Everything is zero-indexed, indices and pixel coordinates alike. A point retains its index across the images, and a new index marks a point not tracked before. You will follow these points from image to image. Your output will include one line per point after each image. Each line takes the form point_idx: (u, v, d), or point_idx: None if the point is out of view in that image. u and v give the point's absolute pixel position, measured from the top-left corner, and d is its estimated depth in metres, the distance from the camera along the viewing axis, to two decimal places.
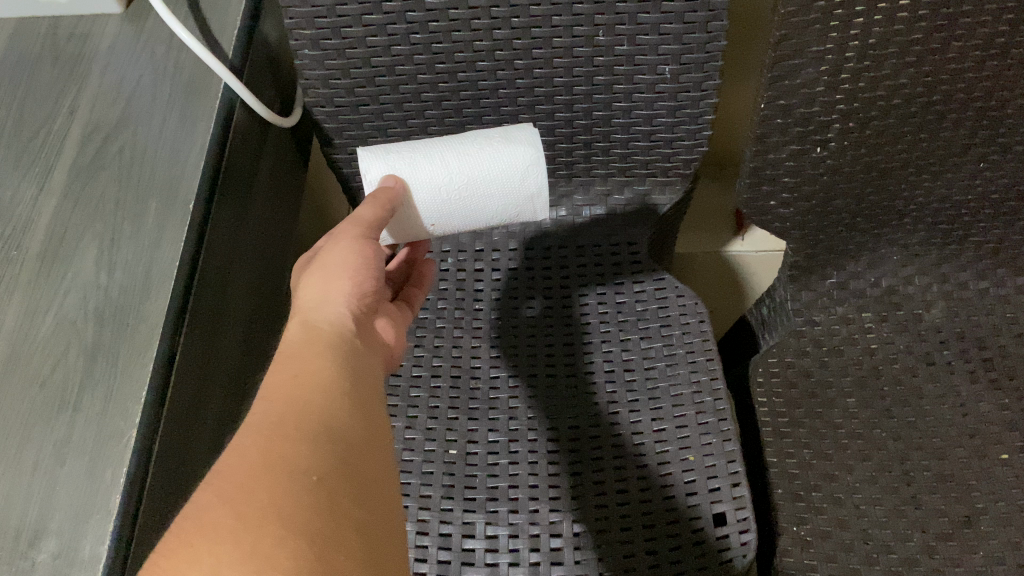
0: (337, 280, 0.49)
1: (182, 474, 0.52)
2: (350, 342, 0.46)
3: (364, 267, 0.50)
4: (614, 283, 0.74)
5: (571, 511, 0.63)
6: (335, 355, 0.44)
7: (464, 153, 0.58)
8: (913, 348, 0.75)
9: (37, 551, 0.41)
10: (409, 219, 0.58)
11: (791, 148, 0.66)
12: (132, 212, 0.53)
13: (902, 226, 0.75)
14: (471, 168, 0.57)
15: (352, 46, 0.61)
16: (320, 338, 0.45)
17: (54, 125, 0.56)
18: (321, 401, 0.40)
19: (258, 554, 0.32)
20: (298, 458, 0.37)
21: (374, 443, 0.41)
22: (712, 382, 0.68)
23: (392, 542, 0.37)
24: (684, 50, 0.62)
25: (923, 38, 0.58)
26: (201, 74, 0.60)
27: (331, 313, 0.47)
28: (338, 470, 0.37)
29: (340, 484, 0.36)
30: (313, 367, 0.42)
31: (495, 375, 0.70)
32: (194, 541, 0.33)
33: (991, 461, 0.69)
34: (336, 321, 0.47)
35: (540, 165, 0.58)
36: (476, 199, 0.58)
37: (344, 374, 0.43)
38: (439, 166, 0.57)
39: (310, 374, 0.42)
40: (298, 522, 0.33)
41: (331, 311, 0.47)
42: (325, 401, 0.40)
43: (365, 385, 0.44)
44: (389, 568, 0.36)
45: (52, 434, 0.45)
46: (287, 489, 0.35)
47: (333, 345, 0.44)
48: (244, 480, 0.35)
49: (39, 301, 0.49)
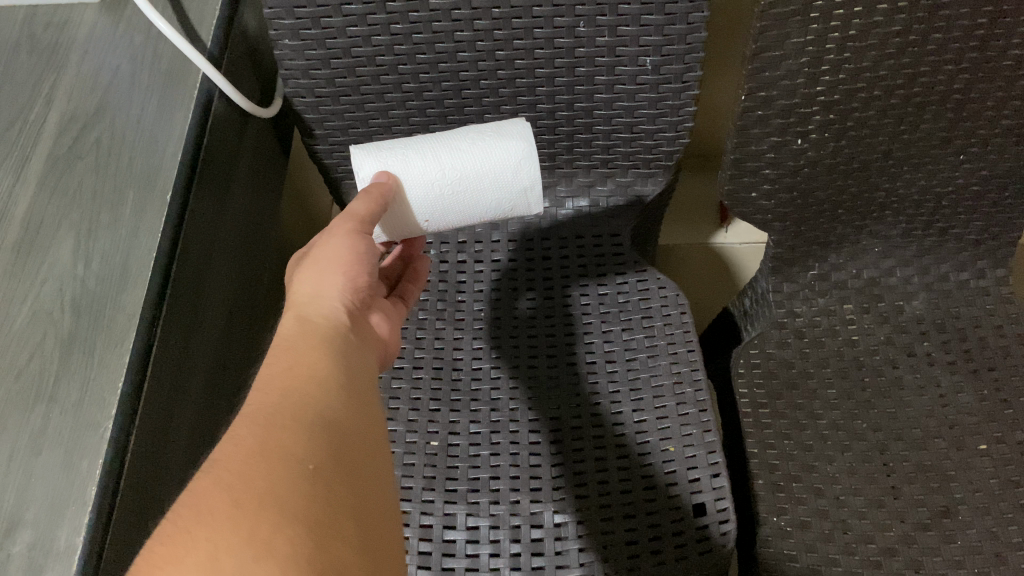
0: (329, 276, 0.49)
1: (163, 464, 0.52)
2: (344, 336, 0.46)
3: (358, 263, 0.50)
4: (596, 275, 0.74)
5: (553, 502, 0.63)
6: (329, 348, 0.44)
7: (457, 148, 0.58)
8: (893, 339, 0.75)
9: (13, 543, 0.41)
10: (403, 215, 0.58)
11: (771, 140, 0.66)
12: (109, 201, 0.53)
13: (883, 218, 0.75)
14: (464, 162, 0.57)
15: (332, 36, 0.61)
16: (313, 331, 0.45)
17: (31, 114, 0.56)
18: (315, 392, 0.40)
19: (257, 539, 0.32)
20: (294, 445, 0.36)
21: (368, 438, 0.41)
22: (693, 372, 0.68)
23: (386, 532, 0.37)
24: (665, 42, 0.62)
25: (903, 30, 0.58)
26: (179, 63, 0.60)
27: (325, 308, 0.47)
28: (334, 461, 0.37)
29: (338, 475, 0.36)
30: (306, 360, 0.42)
31: (477, 367, 0.70)
32: (192, 527, 0.32)
33: (969, 451, 0.69)
34: (330, 316, 0.47)
35: (532, 159, 0.58)
36: (471, 194, 0.58)
37: (337, 366, 0.43)
38: (432, 162, 0.57)
39: (305, 367, 0.42)
40: (297, 509, 0.33)
41: (324, 305, 0.47)
42: (318, 392, 0.40)
43: (360, 380, 0.44)
44: (385, 559, 0.36)
45: (26, 425, 0.44)
46: (284, 475, 0.35)
47: (328, 339, 0.45)
48: (240, 468, 0.35)
49: (16, 291, 0.49)
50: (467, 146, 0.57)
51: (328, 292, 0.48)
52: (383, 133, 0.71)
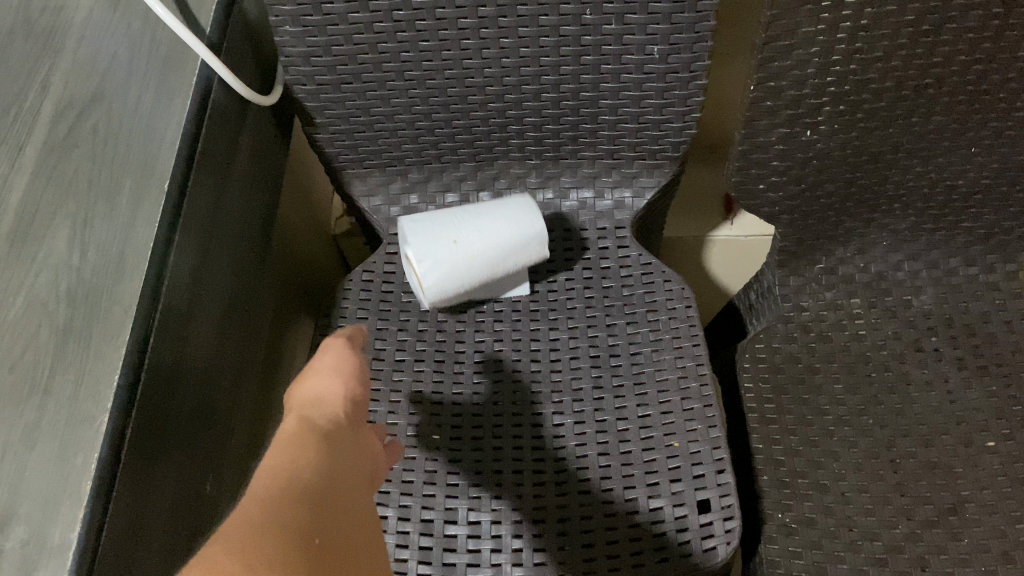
0: (329, 378, 0.51)
1: (167, 456, 0.51)
2: (343, 435, 0.46)
3: (352, 372, 0.52)
4: (600, 268, 0.74)
5: (555, 497, 0.62)
6: (327, 443, 0.45)
7: (487, 253, 0.67)
8: (900, 334, 0.74)
9: (6, 539, 0.40)
10: (435, 276, 0.66)
11: (780, 131, 0.65)
12: (106, 191, 0.52)
13: (892, 212, 0.74)
14: (495, 260, 0.68)
15: (333, 23, 0.60)
16: (313, 429, 0.45)
17: (26, 101, 0.53)
18: (313, 476, 0.41)
19: None
20: (289, 526, 0.37)
21: (364, 533, 0.41)
22: (698, 368, 0.67)
23: None
24: (673, 30, 0.61)
25: (915, 20, 0.57)
26: (178, 53, 0.60)
27: (325, 411, 0.48)
28: (324, 550, 0.37)
29: (325, 564, 0.37)
30: (305, 449, 0.43)
31: (479, 360, 0.69)
32: None
33: (978, 448, 0.68)
34: (330, 416, 0.47)
35: (543, 244, 0.69)
36: (489, 262, 0.67)
37: (335, 460, 0.44)
38: (469, 269, 0.67)
39: (307, 455, 0.42)
40: None
41: (324, 408, 0.48)
42: (317, 477, 0.41)
43: (358, 477, 0.44)
44: None
45: (20, 420, 0.44)
46: (274, 556, 0.35)
47: (327, 437, 0.45)
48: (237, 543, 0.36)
49: (9, 281, 0.47)
50: (475, 216, 0.68)
51: (331, 393, 0.50)
52: (385, 122, 0.69)
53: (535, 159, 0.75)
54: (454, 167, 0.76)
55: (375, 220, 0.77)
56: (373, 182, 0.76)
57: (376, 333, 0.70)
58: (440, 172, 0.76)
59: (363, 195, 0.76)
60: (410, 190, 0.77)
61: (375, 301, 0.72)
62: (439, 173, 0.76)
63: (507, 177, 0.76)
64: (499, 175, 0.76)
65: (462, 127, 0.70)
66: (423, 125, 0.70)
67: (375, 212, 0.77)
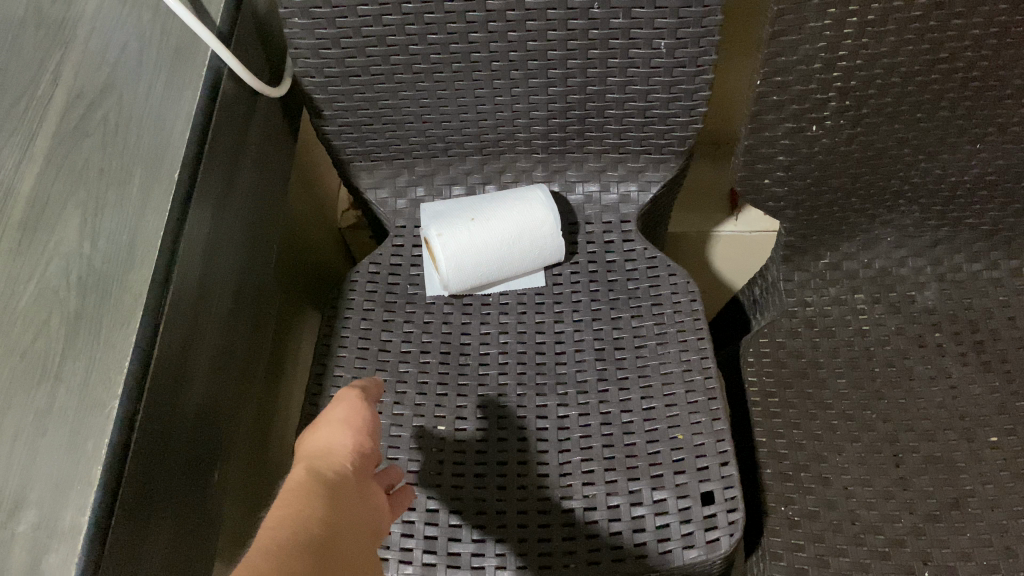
0: (339, 432, 0.51)
1: (177, 444, 0.51)
2: (351, 486, 0.46)
3: (361, 429, 0.52)
4: (605, 262, 0.74)
5: (559, 488, 0.63)
6: (335, 492, 0.44)
7: (510, 259, 0.70)
8: (904, 330, 0.75)
9: (17, 522, 0.41)
10: (452, 250, 0.68)
11: (786, 126, 0.65)
12: (116, 180, 0.52)
13: (897, 207, 0.74)
14: (517, 265, 0.71)
15: (342, 15, 0.61)
16: (322, 478, 0.45)
17: (38, 89, 0.54)
18: (322, 521, 0.40)
19: None
20: (298, 562, 0.36)
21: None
22: (703, 361, 0.67)
23: None
24: (680, 24, 0.61)
25: (922, 16, 0.57)
26: (187, 42, 0.60)
27: (333, 462, 0.47)
28: None
29: None
30: (314, 495, 0.42)
31: (485, 352, 0.70)
32: None
33: (981, 444, 0.68)
34: (338, 468, 0.47)
35: (560, 255, 0.72)
36: (502, 237, 0.69)
37: (343, 510, 0.43)
38: (491, 271, 0.70)
39: (315, 500, 0.42)
40: None
41: (332, 460, 0.48)
42: (327, 522, 0.40)
43: (364, 530, 0.43)
44: None
45: (32, 405, 0.44)
46: None
47: (336, 486, 0.45)
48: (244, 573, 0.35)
49: (21, 268, 0.48)
50: (491, 204, 0.72)
51: (339, 445, 0.50)
52: (393, 115, 0.70)
53: (541, 152, 0.75)
54: (460, 160, 0.76)
55: (381, 213, 0.78)
56: (380, 174, 0.76)
57: (383, 324, 0.70)
58: (447, 165, 0.76)
59: (370, 187, 0.77)
60: (416, 182, 0.77)
61: (381, 293, 0.72)
62: (445, 167, 0.76)
63: (513, 170, 0.77)
64: (506, 169, 0.77)
65: (469, 120, 0.71)
66: (430, 118, 0.70)
67: (382, 204, 0.77)
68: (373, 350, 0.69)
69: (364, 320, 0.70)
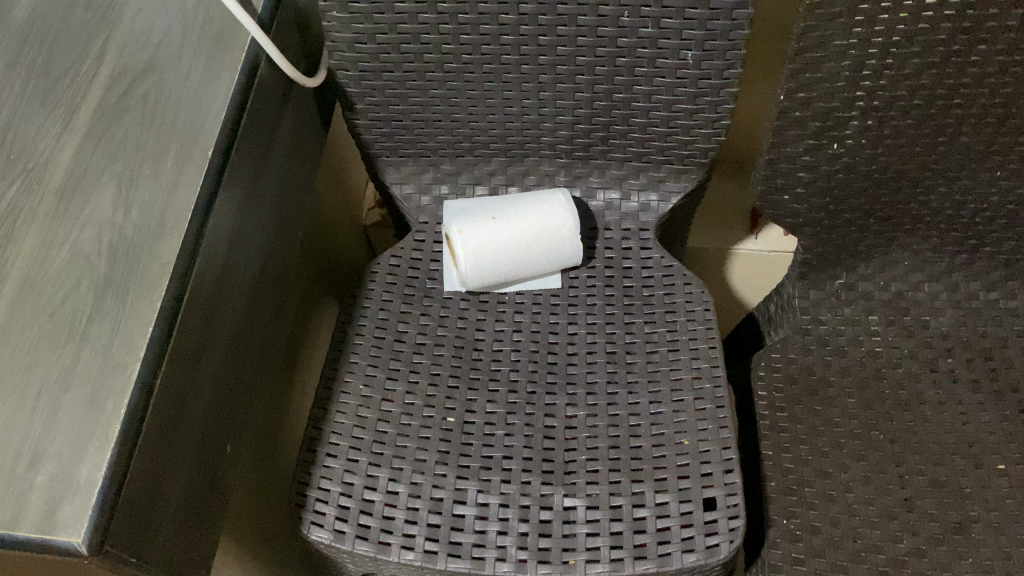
0: None
1: (194, 412, 0.53)
2: None
3: None
4: (622, 268, 0.75)
5: (563, 485, 0.63)
6: None
7: (528, 258, 0.71)
8: (917, 353, 0.75)
9: (36, 473, 0.42)
10: (471, 247, 0.69)
11: (808, 142, 0.66)
12: (152, 154, 0.54)
13: (915, 231, 0.75)
14: (534, 264, 0.72)
15: (379, 11, 0.63)
16: None
17: (82, 68, 0.58)
18: None
19: None
20: None
21: None
22: (713, 370, 0.68)
23: None
24: (708, 37, 0.62)
25: (947, 39, 0.58)
26: (229, 26, 0.62)
27: None
28: None
29: None
30: None
31: (498, 349, 0.71)
32: None
33: (988, 470, 0.68)
34: None
35: (576, 259, 0.73)
36: (520, 237, 0.71)
37: None
38: (508, 269, 0.71)
39: None
40: None
41: None
42: None
43: None
44: None
45: (58, 361, 0.46)
46: None
47: None
48: None
49: (56, 233, 0.50)
50: (513, 205, 0.73)
51: None
52: (422, 112, 0.72)
53: (564, 157, 0.76)
54: (485, 161, 0.77)
55: (405, 208, 0.79)
56: (406, 170, 0.78)
57: (399, 316, 0.72)
58: (472, 165, 0.78)
59: (396, 183, 0.79)
60: (441, 180, 0.79)
61: (400, 286, 0.74)
62: (470, 166, 0.78)
63: (536, 173, 0.78)
64: (529, 172, 0.78)
65: (496, 121, 0.72)
66: (458, 117, 0.72)
67: (406, 200, 0.79)
68: (389, 341, 0.70)
69: (381, 311, 0.72)
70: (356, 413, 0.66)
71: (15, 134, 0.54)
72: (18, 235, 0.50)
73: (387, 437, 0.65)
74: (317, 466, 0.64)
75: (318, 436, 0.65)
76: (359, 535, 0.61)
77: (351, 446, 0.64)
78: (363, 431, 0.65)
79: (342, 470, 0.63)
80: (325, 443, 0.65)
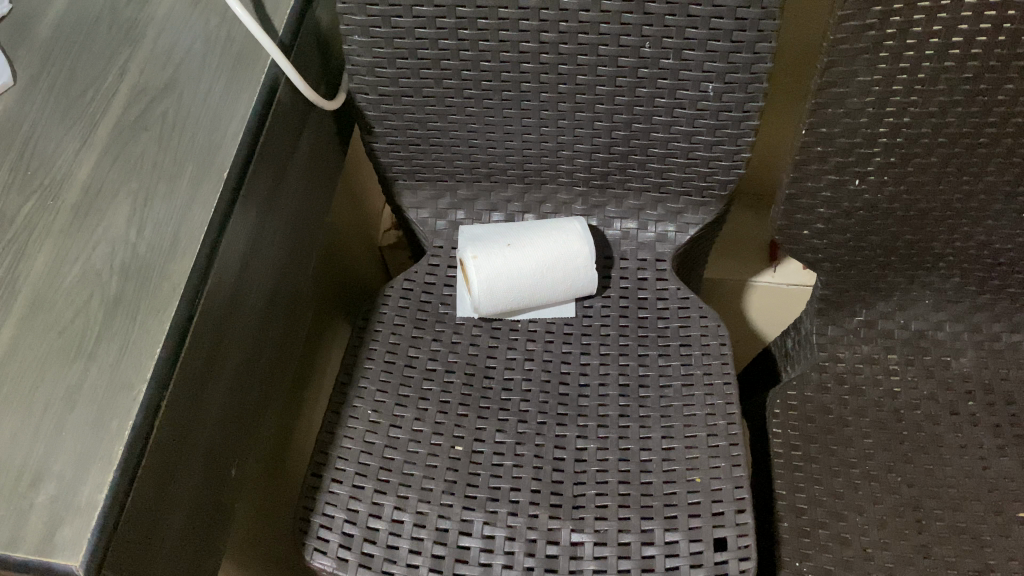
0: None
1: (200, 435, 0.52)
2: None
3: None
4: (637, 299, 0.74)
5: (571, 519, 0.62)
6: None
7: (542, 285, 0.70)
8: (936, 395, 0.73)
9: (37, 493, 0.42)
10: (486, 274, 0.69)
11: (829, 178, 0.66)
12: (169, 173, 0.54)
13: (937, 270, 0.73)
14: (548, 292, 0.71)
15: (400, 36, 0.63)
16: None
17: (103, 85, 0.58)
18: None
19: None
20: None
21: None
22: (727, 406, 0.67)
23: None
24: (729, 69, 0.62)
25: (973, 78, 0.57)
26: (250, 46, 0.61)
27: None
28: None
29: None
30: None
31: (509, 377, 0.70)
32: None
33: (1008, 518, 0.67)
34: None
35: (590, 291, 0.73)
36: (535, 265, 0.70)
37: None
38: (522, 295, 0.70)
39: None
40: None
41: None
42: None
43: None
44: None
45: (64, 380, 0.45)
46: None
47: None
48: None
49: (69, 250, 0.50)
50: (527, 233, 0.73)
51: None
52: (440, 137, 0.71)
53: (581, 186, 0.76)
54: (502, 188, 0.77)
55: (420, 231, 0.79)
56: (423, 195, 0.78)
57: (411, 340, 0.71)
58: (489, 191, 0.77)
59: (412, 207, 0.78)
60: (458, 206, 0.78)
61: (413, 310, 0.73)
62: (487, 192, 0.78)
63: (553, 201, 0.78)
64: (546, 200, 0.78)
65: (514, 148, 0.72)
66: (476, 143, 0.72)
67: (422, 223, 0.79)
68: (399, 366, 0.69)
69: (393, 335, 0.71)
70: (363, 438, 0.65)
71: (33, 149, 0.54)
72: (30, 251, 0.50)
73: (393, 464, 0.64)
74: (322, 490, 0.63)
75: (324, 461, 0.64)
76: (363, 563, 0.60)
77: (358, 471, 0.64)
78: (370, 457, 0.64)
79: (347, 496, 0.63)
80: (331, 468, 0.64)
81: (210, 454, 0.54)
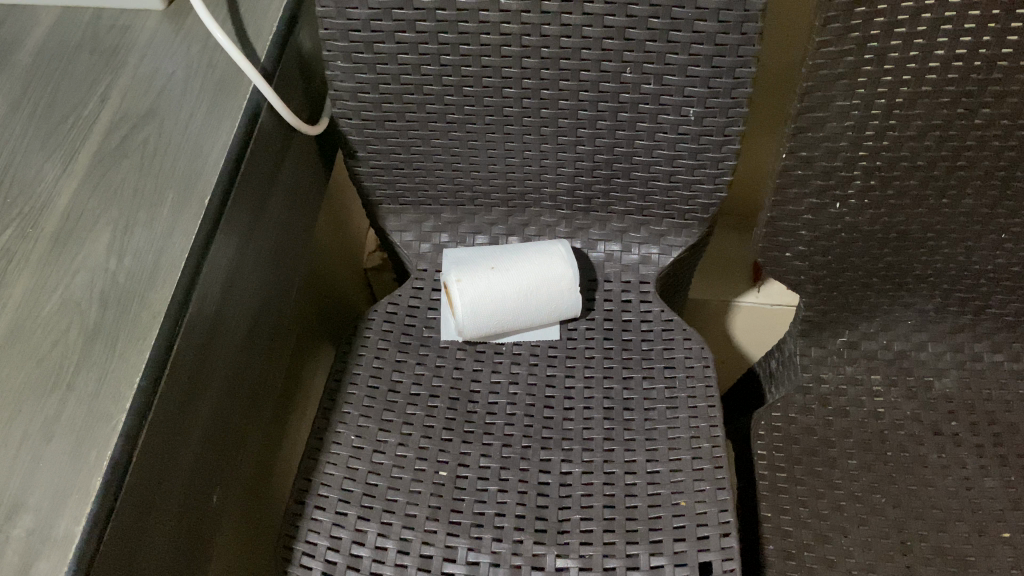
0: None
1: (180, 465, 0.51)
2: None
3: None
4: (621, 321, 0.75)
5: (556, 545, 0.62)
6: None
7: (524, 307, 0.70)
8: (919, 416, 0.73)
9: (13, 526, 0.41)
10: (469, 297, 0.69)
11: (810, 201, 0.66)
12: (150, 200, 0.54)
13: (918, 291, 0.74)
14: (530, 315, 0.71)
15: (383, 61, 0.63)
16: None
17: (84, 112, 0.58)
18: None
19: None
20: None
21: None
22: (711, 429, 0.67)
23: None
24: (710, 94, 0.62)
25: (950, 102, 0.58)
26: (233, 74, 0.62)
27: None
28: None
29: None
30: None
31: (493, 402, 0.70)
32: None
33: (992, 539, 0.67)
34: None
35: (571, 314, 0.73)
36: (517, 288, 0.70)
37: None
38: (505, 317, 0.70)
39: None
40: None
41: None
42: None
43: None
44: None
45: (42, 410, 0.45)
46: None
47: None
48: None
49: (48, 278, 0.50)
50: (510, 256, 0.73)
51: None
52: (423, 161, 0.72)
53: (565, 209, 0.76)
54: (486, 211, 0.77)
55: (405, 255, 0.79)
56: (406, 218, 0.78)
57: (394, 364, 0.71)
58: (472, 215, 0.78)
59: (396, 230, 0.78)
60: (442, 229, 0.78)
61: (396, 334, 0.73)
62: (471, 216, 0.78)
63: (537, 224, 0.78)
64: (530, 222, 0.78)
65: (497, 172, 0.72)
66: (459, 167, 0.72)
67: (406, 247, 0.79)
68: (382, 391, 0.69)
69: (376, 359, 0.71)
70: (346, 464, 0.65)
71: (13, 176, 0.54)
72: (8, 279, 0.49)
73: (377, 490, 0.64)
74: (304, 517, 0.62)
75: (307, 487, 0.64)
76: None
77: (341, 498, 0.63)
78: (353, 483, 0.64)
79: (330, 523, 0.62)
80: (314, 495, 0.63)
81: (191, 483, 0.53)
